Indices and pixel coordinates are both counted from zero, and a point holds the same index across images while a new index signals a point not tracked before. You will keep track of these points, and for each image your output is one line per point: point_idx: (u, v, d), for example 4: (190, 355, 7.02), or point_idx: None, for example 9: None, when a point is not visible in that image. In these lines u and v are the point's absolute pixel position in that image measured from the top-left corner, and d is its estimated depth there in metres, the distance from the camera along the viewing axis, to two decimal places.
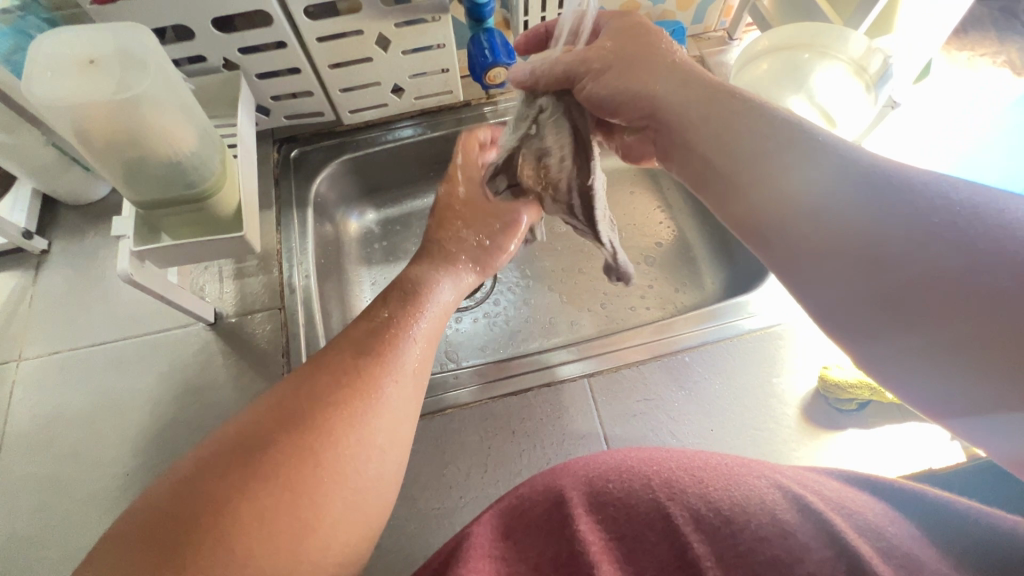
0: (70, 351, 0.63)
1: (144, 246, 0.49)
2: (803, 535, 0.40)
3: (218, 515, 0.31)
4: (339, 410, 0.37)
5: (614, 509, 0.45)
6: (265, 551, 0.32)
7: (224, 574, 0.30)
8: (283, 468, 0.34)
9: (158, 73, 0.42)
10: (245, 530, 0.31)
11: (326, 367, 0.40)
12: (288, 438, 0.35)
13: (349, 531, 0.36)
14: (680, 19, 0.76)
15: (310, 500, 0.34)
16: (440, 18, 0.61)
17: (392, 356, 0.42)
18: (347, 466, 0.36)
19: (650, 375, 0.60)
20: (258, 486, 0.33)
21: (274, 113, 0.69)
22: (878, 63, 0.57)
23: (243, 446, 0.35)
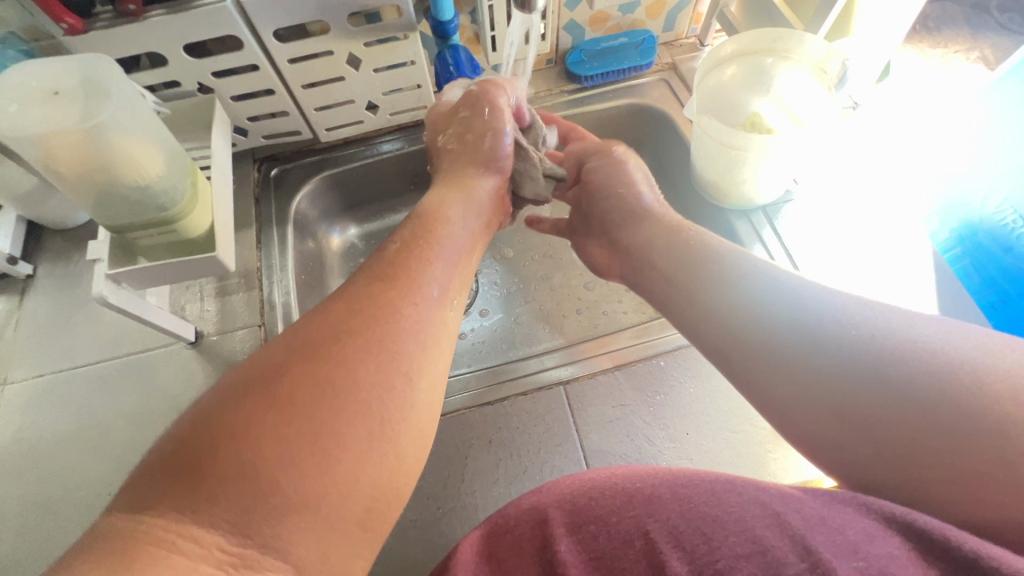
0: (54, 373, 0.64)
1: (119, 269, 0.50)
2: (779, 550, 0.36)
3: (238, 444, 0.32)
4: (355, 339, 0.38)
5: (594, 528, 0.42)
6: (291, 477, 0.32)
7: (255, 497, 0.31)
8: (302, 393, 0.34)
9: (121, 101, 0.43)
10: (268, 456, 0.32)
11: (344, 301, 0.41)
12: (305, 365, 0.35)
13: (381, 466, 0.35)
14: (651, 27, 0.77)
15: (337, 424, 0.34)
16: (410, 36, 0.62)
17: (409, 283, 0.43)
18: (369, 394, 0.36)
19: (626, 381, 0.60)
20: (281, 418, 0.33)
21: (252, 134, 0.70)
22: (837, 66, 0.58)
23: (260, 377, 0.35)
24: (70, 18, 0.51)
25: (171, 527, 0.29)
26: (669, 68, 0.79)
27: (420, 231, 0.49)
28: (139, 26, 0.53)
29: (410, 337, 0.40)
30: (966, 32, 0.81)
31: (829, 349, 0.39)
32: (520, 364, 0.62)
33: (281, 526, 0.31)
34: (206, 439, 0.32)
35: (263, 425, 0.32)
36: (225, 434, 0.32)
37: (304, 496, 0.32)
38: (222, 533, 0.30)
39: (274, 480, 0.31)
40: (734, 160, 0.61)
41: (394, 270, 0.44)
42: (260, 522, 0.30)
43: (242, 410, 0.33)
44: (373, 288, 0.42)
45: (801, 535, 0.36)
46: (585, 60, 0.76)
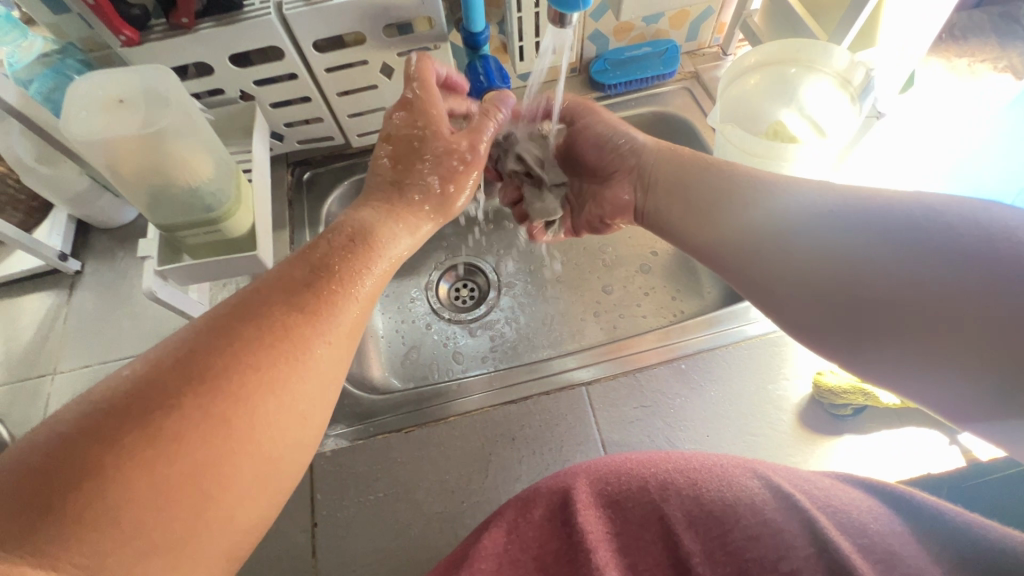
0: (99, 365, 0.67)
1: (167, 266, 0.53)
2: (791, 534, 0.43)
3: (108, 485, 0.30)
4: (256, 376, 0.35)
5: (612, 512, 0.46)
6: (160, 520, 0.31)
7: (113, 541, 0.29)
8: (189, 432, 0.32)
9: (179, 109, 0.46)
10: (138, 497, 0.30)
11: (251, 322, 0.37)
12: (194, 399, 0.33)
13: (253, 504, 0.35)
14: (674, 37, 0.79)
15: (218, 469, 0.33)
16: (441, 46, 0.64)
17: (328, 316, 0.39)
18: (261, 437, 0.35)
19: (646, 382, 0.61)
20: (161, 456, 0.31)
21: (288, 139, 0.73)
22: (862, 76, 0.58)
23: (136, 404, 0.32)
24: (128, 30, 0.54)
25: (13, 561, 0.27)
26: (692, 76, 0.80)
27: (354, 251, 0.44)
28: (190, 38, 0.56)
29: (307, 374, 0.38)
30: (994, 41, 0.81)
31: (841, 234, 0.41)
32: (543, 364, 0.64)
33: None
34: (63, 474, 0.30)
35: (136, 465, 0.31)
36: (94, 470, 0.30)
37: (173, 541, 0.31)
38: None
39: (136, 528, 0.30)
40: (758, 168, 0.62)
41: (313, 287, 0.40)
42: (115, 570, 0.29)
43: (113, 449, 0.31)
44: (283, 304, 0.38)
45: (807, 515, 0.43)
46: (609, 68, 0.77)
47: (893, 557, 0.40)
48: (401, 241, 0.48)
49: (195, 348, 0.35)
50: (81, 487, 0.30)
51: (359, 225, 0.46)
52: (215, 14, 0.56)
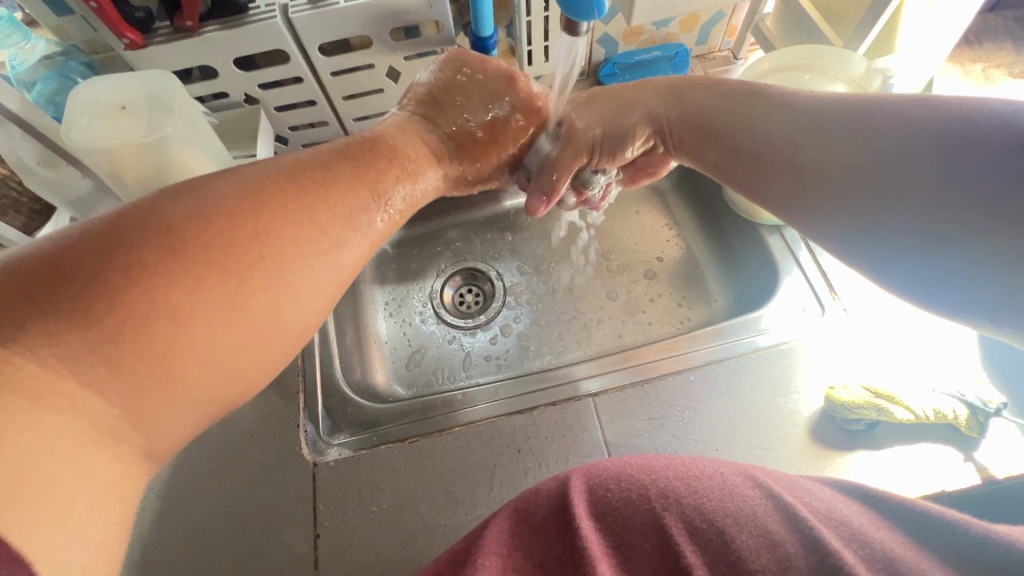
0: None
1: None
2: (790, 546, 0.40)
3: (165, 321, 0.31)
4: (291, 226, 0.38)
5: (611, 520, 0.45)
6: (185, 328, 0.31)
7: (138, 335, 0.30)
8: (225, 253, 0.34)
9: (182, 116, 0.45)
10: (167, 294, 0.31)
11: (292, 184, 0.40)
12: (232, 229, 0.35)
13: (262, 349, 0.36)
14: (684, 41, 0.78)
15: (244, 297, 0.34)
16: (448, 50, 0.63)
17: (358, 202, 0.43)
18: (285, 282, 0.36)
19: (655, 394, 0.60)
20: (192, 268, 0.32)
21: (293, 142, 0.72)
22: (878, 84, 0.57)
23: (198, 249, 0.33)
24: (131, 34, 0.53)
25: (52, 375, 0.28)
26: None
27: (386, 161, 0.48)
28: (194, 41, 0.55)
29: (341, 262, 0.40)
30: (1008, 46, 0.80)
31: (882, 143, 0.38)
32: (549, 373, 0.63)
33: (161, 413, 0.31)
34: (124, 281, 0.30)
35: (194, 305, 0.32)
36: (153, 303, 0.30)
37: (208, 388, 0.33)
38: (104, 403, 0.29)
39: (182, 368, 0.31)
40: None
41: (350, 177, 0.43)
42: (145, 405, 0.31)
43: (179, 270, 0.32)
44: (333, 196, 0.41)
45: (802, 522, 0.41)
46: (618, 72, 0.76)
47: (895, 562, 0.37)
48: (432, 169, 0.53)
49: (260, 200, 0.37)
50: (136, 317, 0.30)
51: (417, 150, 0.51)
52: (219, 17, 0.55)
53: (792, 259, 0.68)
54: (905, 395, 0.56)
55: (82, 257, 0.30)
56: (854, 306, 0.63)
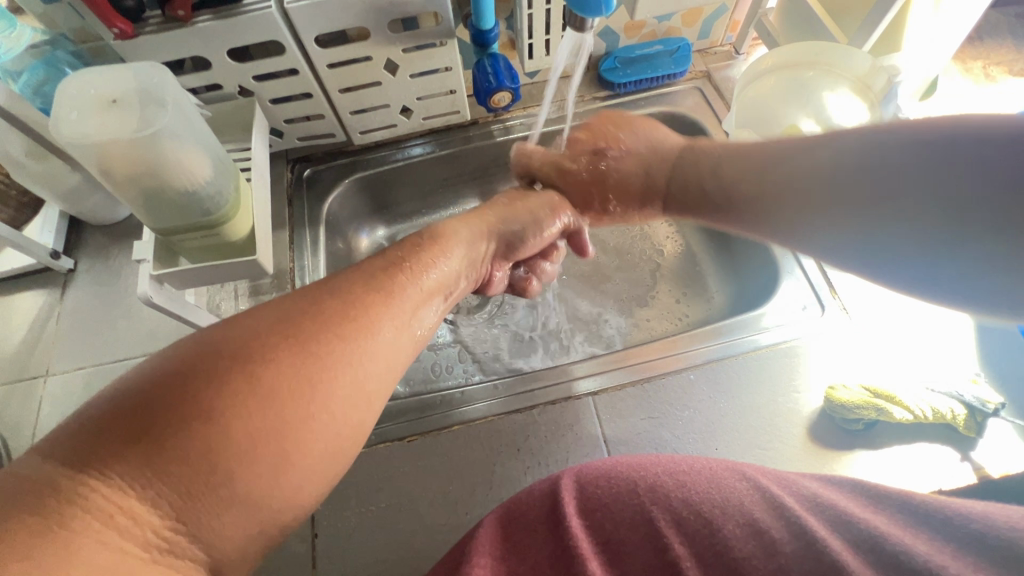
0: (93, 367, 0.65)
1: (163, 270, 0.51)
2: (775, 531, 0.41)
3: (208, 431, 0.31)
4: (336, 322, 0.38)
5: (601, 514, 0.44)
6: (239, 435, 0.31)
7: (193, 446, 0.30)
8: (274, 356, 0.34)
9: (175, 110, 0.44)
10: (221, 402, 0.32)
11: (331, 289, 0.41)
12: (281, 336, 0.36)
13: (319, 445, 0.34)
14: (686, 35, 0.77)
15: (294, 391, 0.34)
16: (447, 43, 0.62)
17: (396, 289, 0.43)
18: (333, 376, 0.36)
19: (654, 393, 0.60)
20: (243, 375, 0.33)
21: (287, 135, 0.71)
22: (883, 82, 0.57)
23: (238, 352, 0.34)
24: (121, 23, 0.52)
25: (108, 494, 0.28)
26: (703, 76, 0.78)
27: (417, 248, 0.49)
28: (186, 31, 0.53)
29: (384, 342, 0.40)
30: (1009, 43, 0.81)
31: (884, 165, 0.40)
32: (548, 374, 0.62)
33: (218, 517, 0.31)
34: (184, 391, 0.31)
35: (237, 403, 0.32)
36: (197, 417, 0.31)
37: (257, 489, 0.32)
38: (160, 514, 0.29)
39: (230, 467, 0.31)
40: None
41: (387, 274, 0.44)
42: (201, 511, 0.30)
43: (231, 375, 0.33)
44: (365, 284, 0.42)
45: (788, 512, 0.42)
46: (619, 66, 0.75)
47: (883, 542, 0.38)
48: (463, 243, 0.53)
49: (303, 305, 0.38)
50: (179, 437, 0.30)
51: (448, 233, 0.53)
52: (212, 7, 0.53)
53: (792, 258, 0.67)
54: (903, 393, 0.56)
55: (149, 381, 0.32)
56: (853, 307, 0.63)
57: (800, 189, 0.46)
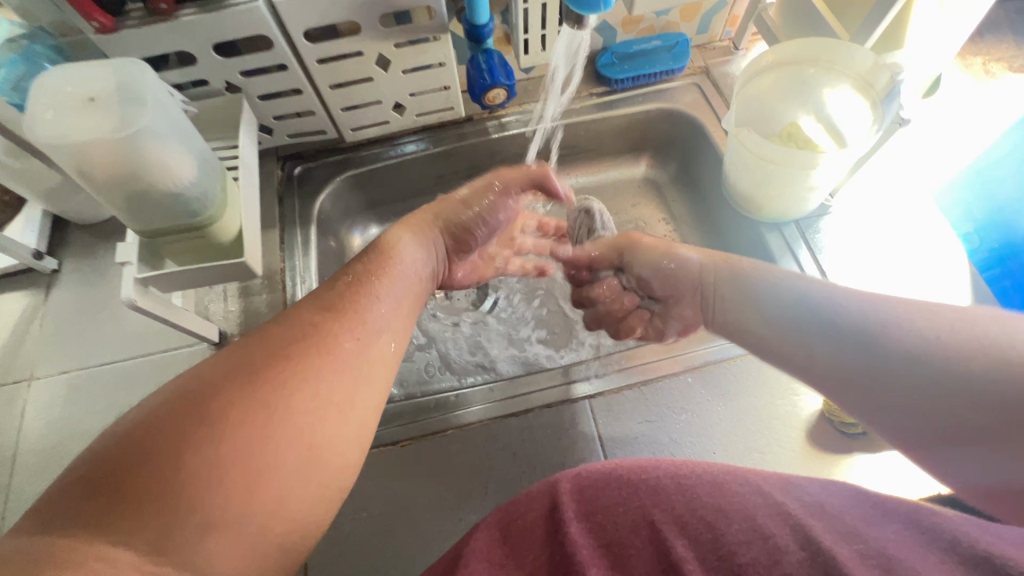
0: (79, 370, 0.63)
1: (148, 273, 0.49)
2: (782, 540, 0.40)
3: (179, 478, 0.34)
4: (290, 362, 0.40)
5: (601, 517, 0.43)
6: (205, 481, 0.34)
7: (163, 498, 0.33)
8: (223, 404, 0.36)
9: (157, 108, 0.42)
10: (187, 453, 0.34)
11: (285, 327, 0.43)
12: (238, 383, 0.38)
13: (292, 476, 0.37)
14: (684, 30, 0.75)
15: (250, 434, 0.36)
16: (440, 37, 0.60)
17: (354, 314, 0.45)
18: (289, 413, 0.38)
19: (652, 397, 0.59)
20: (197, 426, 0.35)
21: (277, 132, 0.69)
22: (885, 79, 0.54)
23: (193, 406, 0.36)
24: (100, 16, 0.50)
25: (87, 546, 0.31)
26: (702, 72, 0.77)
27: (374, 265, 0.49)
28: (170, 25, 0.52)
29: (337, 361, 0.42)
30: (1009, 39, 0.80)
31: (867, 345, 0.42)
32: (543, 377, 0.61)
33: (197, 545, 0.33)
34: (151, 447, 0.34)
35: (188, 443, 0.34)
36: (165, 467, 0.34)
37: (228, 514, 0.34)
38: (138, 553, 0.31)
39: (194, 499, 0.33)
40: (773, 174, 0.60)
41: (343, 304, 0.45)
42: (180, 542, 0.32)
43: (188, 427, 0.35)
44: (322, 318, 0.44)
45: (793, 517, 0.41)
46: (616, 62, 0.74)
47: (892, 560, 0.37)
48: (426, 258, 0.53)
49: (255, 350, 0.40)
50: (148, 489, 0.33)
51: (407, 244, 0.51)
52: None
53: (791, 258, 0.66)
54: None
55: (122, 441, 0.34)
56: None
57: (796, 341, 0.46)
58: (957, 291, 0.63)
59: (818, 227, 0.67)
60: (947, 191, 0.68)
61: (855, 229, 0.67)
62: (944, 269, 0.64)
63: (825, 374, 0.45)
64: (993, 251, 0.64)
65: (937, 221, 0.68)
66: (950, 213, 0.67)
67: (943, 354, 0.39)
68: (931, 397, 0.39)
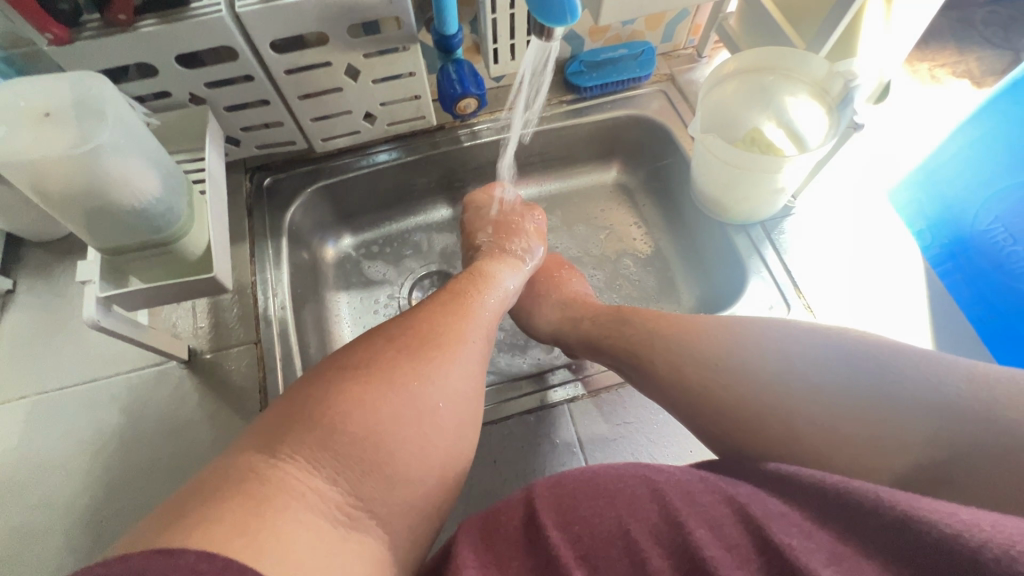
0: (37, 395, 0.61)
1: (111, 291, 0.47)
2: (744, 547, 0.37)
3: (359, 415, 0.41)
4: (428, 338, 0.50)
5: (580, 527, 0.39)
6: (383, 426, 0.42)
7: (349, 430, 0.41)
8: (381, 366, 0.46)
9: (115, 123, 0.41)
10: (362, 400, 0.42)
11: (416, 316, 0.53)
12: (388, 353, 0.47)
13: (444, 433, 0.45)
14: (650, 39, 0.77)
15: (412, 390, 0.45)
16: (410, 47, 0.61)
17: (469, 310, 0.56)
18: (438, 378, 0.47)
19: (629, 398, 0.60)
20: (369, 379, 0.44)
21: (244, 143, 0.68)
22: (839, 87, 0.57)
23: (357, 367, 0.45)
24: (55, 29, 0.48)
25: (263, 489, 0.36)
26: (667, 79, 0.79)
27: (471, 284, 0.61)
28: (129, 37, 0.50)
29: (465, 349, 0.51)
30: (952, 46, 0.86)
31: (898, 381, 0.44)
32: (521, 383, 0.61)
33: (385, 495, 0.40)
34: (332, 396, 0.42)
35: (367, 402, 0.42)
36: (348, 410, 0.42)
37: (404, 469, 0.41)
38: (324, 480, 0.38)
39: (385, 453, 0.41)
40: (737, 179, 0.62)
41: (456, 303, 0.56)
42: (358, 478, 0.39)
43: (361, 379, 0.44)
44: (442, 311, 0.54)
45: (761, 526, 0.38)
46: (584, 71, 0.76)
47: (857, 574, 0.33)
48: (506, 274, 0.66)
49: (392, 332, 0.50)
50: (331, 425, 0.41)
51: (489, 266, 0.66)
52: (156, 10, 0.50)
53: (758, 258, 0.68)
54: None
55: (287, 402, 0.43)
56: (819, 306, 0.64)
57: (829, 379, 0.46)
58: (913, 289, 0.66)
59: (784, 228, 0.69)
60: (900, 190, 0.71)
61: (819, 230, 0.69)
62: (900, 268, 0.67)
63: (814, 399, 0.45)
64: (945, 247, 0.67)
65: (892, 220, 0.71)
66: (904, 212, 0.71)
67: (923, 368, 0.43)
68: (917, 412, 0.42)
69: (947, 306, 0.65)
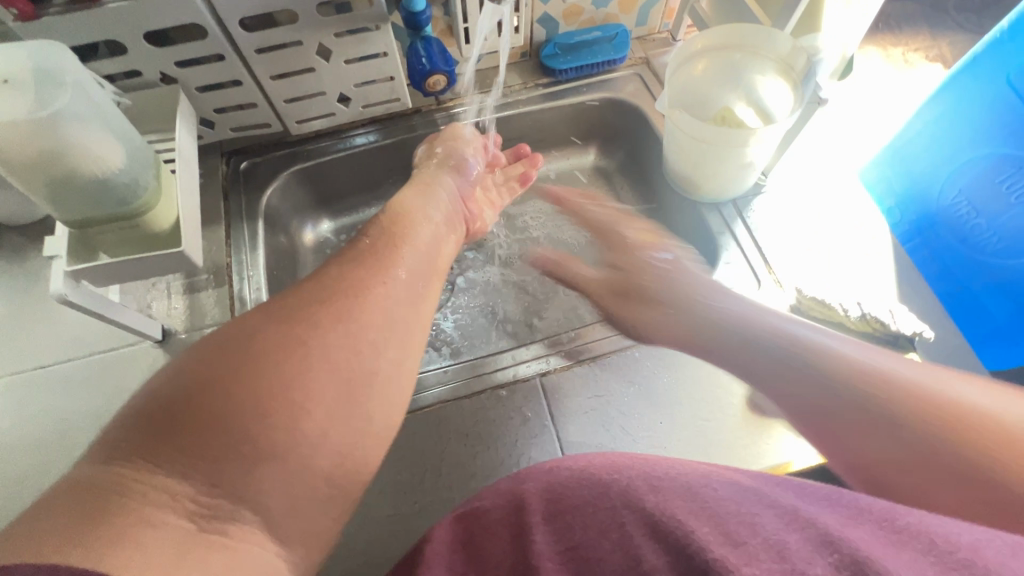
0: (12, 375, 0.61)
1: (78, 266, 0.47)
2: (787, 540, 0.34)
3: (217, 394, 0.37)
4: (317, 307, 0.45)
5: (571, 516, 0.41)
6: (243, 409, 0.37)
7: (205, 414, 0.36)
8: (248, 344, 0.40)
9: (76, 90, 0.42)
10: (222, 381, 0.38)
11: (312, 281, 0.48)
12: (269, 327, 0.42)
13: (325, 403, 0.41)
14: (624, 22, 0.78)
15: (284, 363, 0.40)
16: (382, 27, 0.61)
17: (375, 266, 0.51)
18: (320, 347, 0.42)
19: (600, 372, 0.61)
20: (234, 355, 0.39)
21: (219, 125, 0.68)
22: (802, 62, 0.59)
23: (228, 341, 0.41)
24: (20, 3, 0.48)
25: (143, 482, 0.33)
26: (642, 62, 0.80)
27: (390, 232, 0.56)
28: (95, 13, 0.50)
29: (363, 307, 0.47)
30: (925, 32, 0.87)
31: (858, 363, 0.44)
32: (495, 358, 0.62)
33: (246, 481, 0.36)
34: (185, 381, 0.38)
35: (230, 380, 0.38)
36: (203, 391, 0.37)
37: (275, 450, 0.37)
38: (191, 486, 0.34)
39: (289, 407, 0.39)
40: (705, 154, 0.63)
41: (362, 260, 0.51)
42: (226, 475, 0.35)
43: (220, 359, 0.39)
44: (345, 270, 0.49)
45: (803, 522, 0.35)
46: (559, 53, 0.76)
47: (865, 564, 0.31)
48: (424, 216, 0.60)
49: (279, 301, 0.45)
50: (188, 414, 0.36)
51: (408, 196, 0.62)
52: None
53: (729, 235, 0.69)
54: None
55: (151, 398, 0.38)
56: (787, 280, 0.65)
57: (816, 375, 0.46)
58: (882, 266, 0.67)
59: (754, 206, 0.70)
60: (870, 169, 0.72)
61: (787, 206, 0.70)
62: (868, 242, 0.68)
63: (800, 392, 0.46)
64: (913, 223, 0.68)
65: (865, 198, 0.71)
66: (875, 189, 0.71)
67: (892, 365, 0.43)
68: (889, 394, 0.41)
69: (914, 282, 0.66)
